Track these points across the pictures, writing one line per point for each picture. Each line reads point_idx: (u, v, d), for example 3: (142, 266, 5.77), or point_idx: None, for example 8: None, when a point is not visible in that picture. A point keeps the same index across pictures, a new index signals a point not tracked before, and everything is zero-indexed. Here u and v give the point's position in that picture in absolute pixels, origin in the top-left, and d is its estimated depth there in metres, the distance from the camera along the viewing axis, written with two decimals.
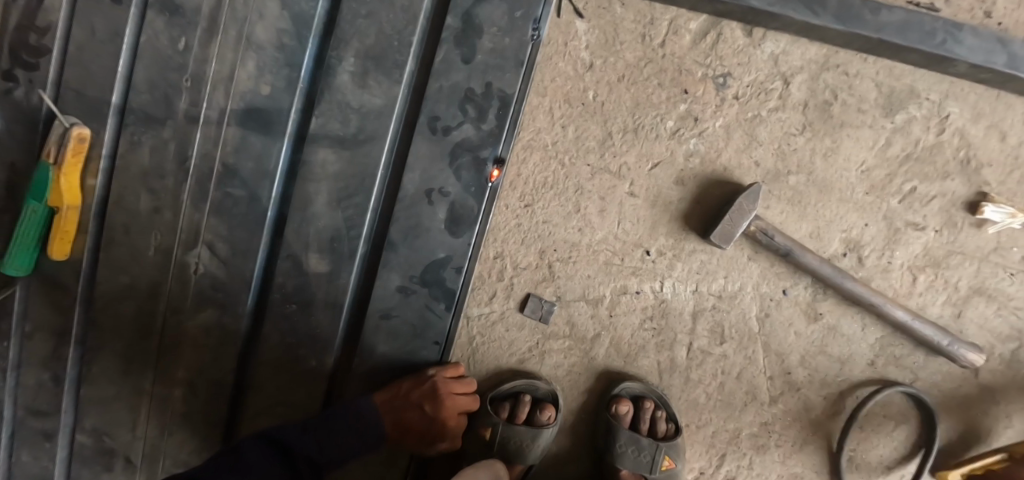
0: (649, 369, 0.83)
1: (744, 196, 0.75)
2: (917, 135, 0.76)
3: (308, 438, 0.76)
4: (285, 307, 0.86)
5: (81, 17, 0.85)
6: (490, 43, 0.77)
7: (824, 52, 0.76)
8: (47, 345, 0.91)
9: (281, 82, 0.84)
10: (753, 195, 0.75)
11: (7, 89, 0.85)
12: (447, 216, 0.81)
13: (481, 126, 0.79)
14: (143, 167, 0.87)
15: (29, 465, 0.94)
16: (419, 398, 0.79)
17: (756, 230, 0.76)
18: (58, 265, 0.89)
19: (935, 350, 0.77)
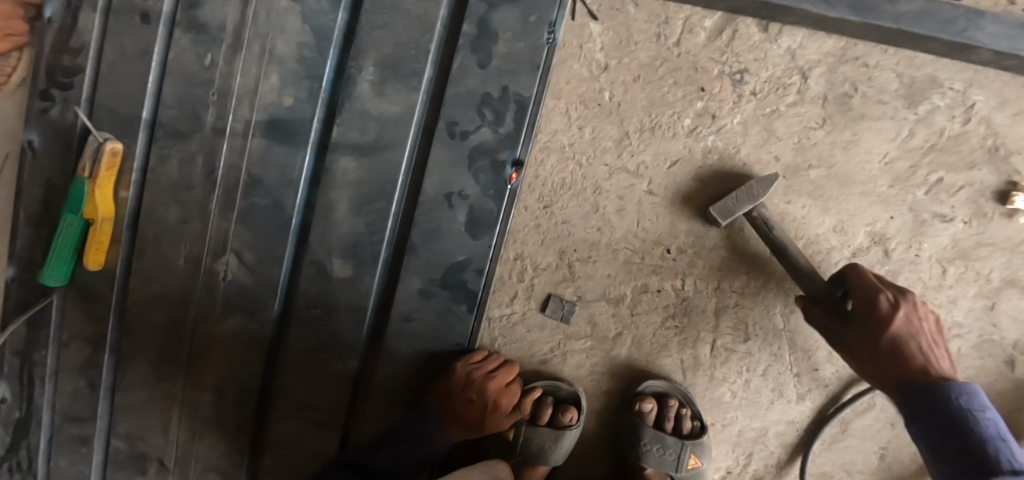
0: (673, 367, 0.83)
1: (756, 182, 0.74)
2: (941, 125, 0.75)
3: (380, 452, 0.81)
4: (310, 312, 0.88)
5: (113, 37, 0.88)
6: (506, 48, 0.78)
7: (841, 45, 0.75)
8: (82, 352, 0.94)
9: (304, 93, 0.86)
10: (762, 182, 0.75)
11: (45, 108, 0.89)
12: (466, 218, 0.82)
13: (498, 129, 0.80)
14: (172, 179, 0.90)
15: (66, 469, 0.97)
16: (460, 390, 0.81)
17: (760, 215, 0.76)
18: (93, 275, 0.92)
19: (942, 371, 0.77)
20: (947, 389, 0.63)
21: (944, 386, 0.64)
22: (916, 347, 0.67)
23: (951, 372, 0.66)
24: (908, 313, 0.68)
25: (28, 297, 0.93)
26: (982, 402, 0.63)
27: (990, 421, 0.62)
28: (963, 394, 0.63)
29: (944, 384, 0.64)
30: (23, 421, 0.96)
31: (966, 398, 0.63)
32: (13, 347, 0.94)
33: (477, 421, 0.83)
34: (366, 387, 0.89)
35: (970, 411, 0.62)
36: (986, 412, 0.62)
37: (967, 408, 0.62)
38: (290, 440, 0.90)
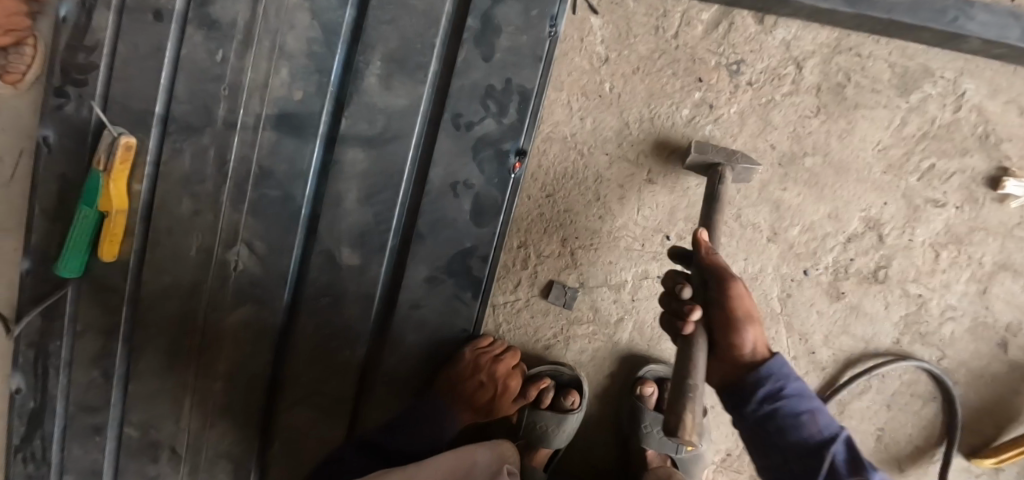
0: (672, 353, 0.86)
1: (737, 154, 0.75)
2: (934, 113, 0.77)
3: (395, 433, 0.82)
4: (320, 300, 0.90)
5: (127, 35, 0.91)
6: (509, 42, 0.81)
7: (835, 36, 0.77)
8: (97, 342, 0.96)
9: (313, 87, 0.89)
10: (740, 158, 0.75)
11: (60, 104, 0.92)
12: (471, 207, 0.84)
13: (502, 120, 0.82)
14: (185, 172, 0.92)
15: (80, 457, 1.00)
16: (468, 375, 0.83)
17: (720, 169, 0.75)
18: (107, 267, 0.95)
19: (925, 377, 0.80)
20: (760, 378, 0.62)
21: (756, 388, 0.62)
22: (752, 361, 0.63)
23: (785, 377, 0.62)
24: (739, 300, 0.62)
25: (42, 290, 0.95)
26: (801, 398, 0.61)
27: (822, 414, 0.61)
28: (782, 380, 0.62)
29: (756, 385, 0.62)
30: (37, 411, 0.98)
31: (785, 405, 0.61)
32: (29, 338, 0.96)
33: (488, 404, 0.85)
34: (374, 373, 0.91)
35: (806, 416, 0.60)
36: (808, 401, 0.61)
37: (802, 414, 0.61)
38: (301, 427, 0.92)
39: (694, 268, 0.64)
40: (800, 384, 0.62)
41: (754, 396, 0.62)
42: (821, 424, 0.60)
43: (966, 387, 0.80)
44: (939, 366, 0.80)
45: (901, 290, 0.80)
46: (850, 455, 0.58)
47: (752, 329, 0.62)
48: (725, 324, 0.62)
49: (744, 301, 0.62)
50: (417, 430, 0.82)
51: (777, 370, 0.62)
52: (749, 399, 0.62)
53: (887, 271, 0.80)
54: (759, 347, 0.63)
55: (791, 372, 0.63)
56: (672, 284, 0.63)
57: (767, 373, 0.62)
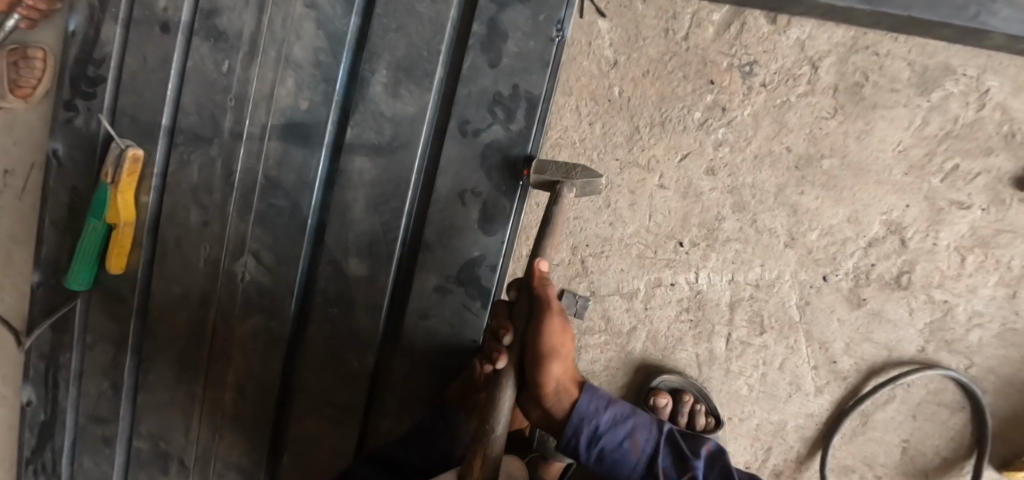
0: (688, 362, 0.82)
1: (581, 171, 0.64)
2: (956, 111, 0.74)
3: (409, 447, 0.80)
4: (327, 311, 0.89)
5: (135, 47, 0.91)
6: (516, 47, 0.79)
7: (851, 35, 0.75)
8: (106, 354, 0.96)
9: (319, 96, 0.88)
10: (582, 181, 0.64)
11: (69, 118, 0.92)
12: (480, 215, 0.83)
13: (510, 127, 0.81)
14: (192, 183, 0.92)
15: (90, 469, 0.99)
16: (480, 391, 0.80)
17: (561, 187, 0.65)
18: (115, 279, 0.94)
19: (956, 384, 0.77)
20: (576, 425, 0.67)
21: (577, 437, 0.67)
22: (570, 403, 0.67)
23: (596, 418, 0.67)
24: (548, 344, 0.63)
25: (53, 301, 0.95)
26: (615, 430, 0.67)
27: (638, 429, 0.67)
28: (593, 419, 0.67)
29: (577, 433, 0.67)
30: (48, 423, 0.98)
31: (606, 444, 0.67)
32: (39, 351, 0.96)
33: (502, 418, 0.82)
34: (384, 383, 0.89)
35: (627, 442, 0.67)
36: (623, 425, 0.67)
37: (623, 443, 0.67)
38: (311, 438, 0.91)
39: (525, 300, 0.66)
40: (610, 417, 0.67)
41: (581, 446, 0.67)
42: (639, 442, 0.67)
43: (996, 396, 0.77)
44: (966, 374, 0.77)
45: (925, 296, 0.77)
46: (672, 453, 0.66)
47: (561, 368, 0.65)
48: (535, 367, 0.64)
49: (555, 342, 0.64)
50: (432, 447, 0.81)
51: (582, 414, 0.67)
52: (575, 448, 0.68)
53: (910, 276, 0.77)
54: (567, 387, 0.66)
55: (594, 407, 0.67)
56: (500, 318, 0.67)
57: (583, 417, 0.67)
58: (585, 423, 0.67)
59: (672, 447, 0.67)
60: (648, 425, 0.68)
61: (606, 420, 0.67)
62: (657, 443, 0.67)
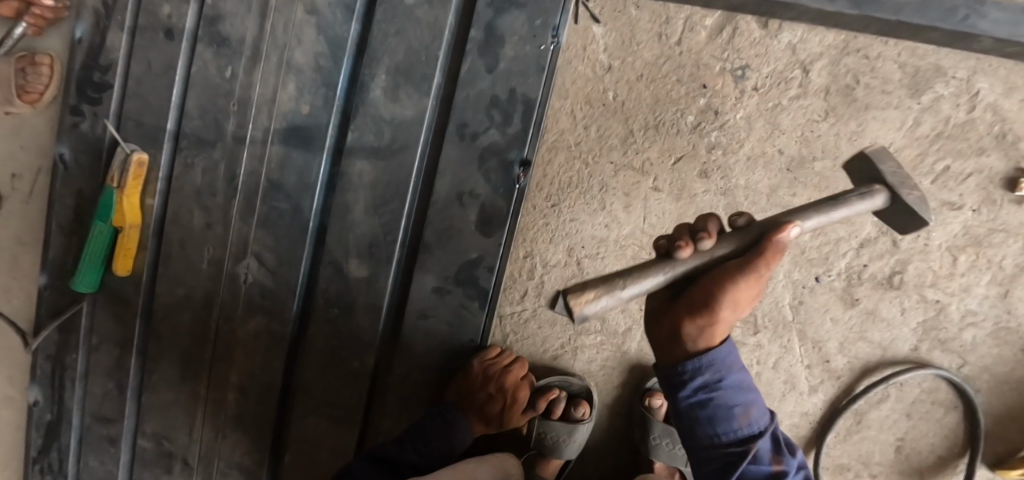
0: None
1: (913, 194, 0.53)
2: (947, 113, 0.75)
3: (406, 445, 0.80)
4: (329, 311, 0.90)
5: (140, 54, 0.93)
6: (513, 52, 0.81)
7: (842, 38, 0.76)
8: (111, 355, 0.98)
9: (320, 101, 0.90)
10: (905, 203, 0.52)
11: (76, 122, 0.94)
12: (478, 217, 0.84)
13: (507, 130, 0.82)
14: (197, 187, 0.94)
15: (96, 469, 1.01)
16: (479, 386, 0.82)
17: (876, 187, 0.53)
18: (121, 280, 0.96)
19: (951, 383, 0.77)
20: (704, 371, 0.58)
21: (693, 375, 0.59)
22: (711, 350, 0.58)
23: (727, 368, 0.58)
24: (740, 286, 0.52)
25: (60, 303, 0.97)
26: (738, 392, 0.59)
27: (755, 407, 0.59)
28: (723, 371, 0.59)
29: (698, 371, 0.59)
30: (54, 423, 1.00)
31: (720, 398, 0.58)
32: (46, 351, 0.98)
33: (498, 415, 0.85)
34: (384, 383, 0.90)
35: (740, 410, 0.59)
36: (745, 393, 0.59)
37: (735, 408, 0.59)
38: (312, 437, 0.93)
39: (749, 235, 0.53)
40: (741, 377, 0.59)
41: (692, 384, 0.59)
42: (753, 417, 0.59)
43: (989, 394, 0.78)
44: (959, 373, 0.78)
45: (918, 295, 0.78)
46: (773, 446, 0.59)
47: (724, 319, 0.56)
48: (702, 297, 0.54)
49: (741, 293, 0.53)
50: (429, 445, 0.81)
51: (720, 360, 0.59)
52: (683, 383, 0.59)
53: (903, 276, 0.78)
54: (715, 333, 0.57)
55: (733, 363, 0.59)
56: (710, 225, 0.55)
57: (718, 365, 0.58)
58: (707, 370, 0.58)
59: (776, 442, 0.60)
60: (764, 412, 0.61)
61: (733, 380, 0.59)
62: (766, 433, 0.59)
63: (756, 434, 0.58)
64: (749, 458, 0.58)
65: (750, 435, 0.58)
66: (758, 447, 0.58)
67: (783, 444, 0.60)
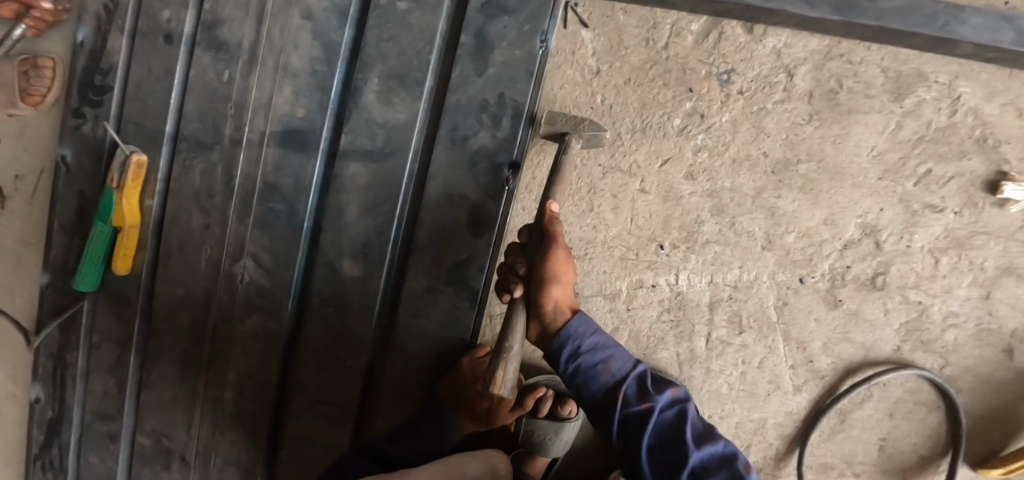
0: (670, 360, 0.84)
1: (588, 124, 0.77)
2: (929, 117, 0.76)
3: (397, 442, 0.82)
4: (323, 310, 0.92)
5: (140, 58, 0.95)
6: (502, 57, 0.82)
7: (826, 43, 0.78)
8: (112, 353, 1.00)
9: (315, 105, 0.92)
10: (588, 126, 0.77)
11: (77, 125, 0.96)
12: (468, 218, 0.85)
13: (497, 133, 0.83)
14: (194, 189, 0.96)
15: (96, 465, 1.03)
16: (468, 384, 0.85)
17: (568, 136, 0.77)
18: (121, 279, 0.98)
19: (935, 384, 0.78)
20: (566, 345, 0.74)
21: (561, 351, 0.74)
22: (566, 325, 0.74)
23: (580, 337, 0.74)
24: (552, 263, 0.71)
25: (61, 303, 0.99)
26: (595, 353, 0.74)
27: (615, 358, 0.74)
28: (579, 340, 0.74)
29: (562, 347, 0.74)
30: (55, 420, 1.02)
31: (584, 362, 0.74)
32: (48, 349, 1.00)
33: (487, 413, 0.86)
34: (378, 383, 0.92)
35: (601, 365, 0.73)
36: (602, 352, 0.74)
37: (597, 365, 0.73)
38: (308, 435, 0.94)
39: (535, 239, 0.72)
40: (593, 340, 0.74)
41: (562, 360, 0.74)
42: (613, 367, 0.73)
43: (972, 394, 0.79)
44: (941, 373, 0.79)
45: (900, 297, 0.79)
46: (639, 387, 0.72)
47: (563, 293, 0.73)
48: (536, 290, 0.72)
49: (557, 267, 0.71)
50: (419, 441, 0.83)
51: (573, 333, 0.74)
52: (557, 360, 0.75)
53: (885, 278, 0.79)
54: (564, 308, 0.74)
55: (586, 331, 0.74)
56: (515, 257, 0.74)
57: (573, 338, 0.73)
58: (570, 341, 0.74)
59: (641, 382, 0.72)
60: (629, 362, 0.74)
61: (592, 342, 0.74)
62: (631, 376, 0.72)
63: (619, 381, 0.72)
64: (620, 401, 0.71)
65: (613, 384, 0.72)
66: (626, 392, 0.72)
67: (650, 386, 0.72)
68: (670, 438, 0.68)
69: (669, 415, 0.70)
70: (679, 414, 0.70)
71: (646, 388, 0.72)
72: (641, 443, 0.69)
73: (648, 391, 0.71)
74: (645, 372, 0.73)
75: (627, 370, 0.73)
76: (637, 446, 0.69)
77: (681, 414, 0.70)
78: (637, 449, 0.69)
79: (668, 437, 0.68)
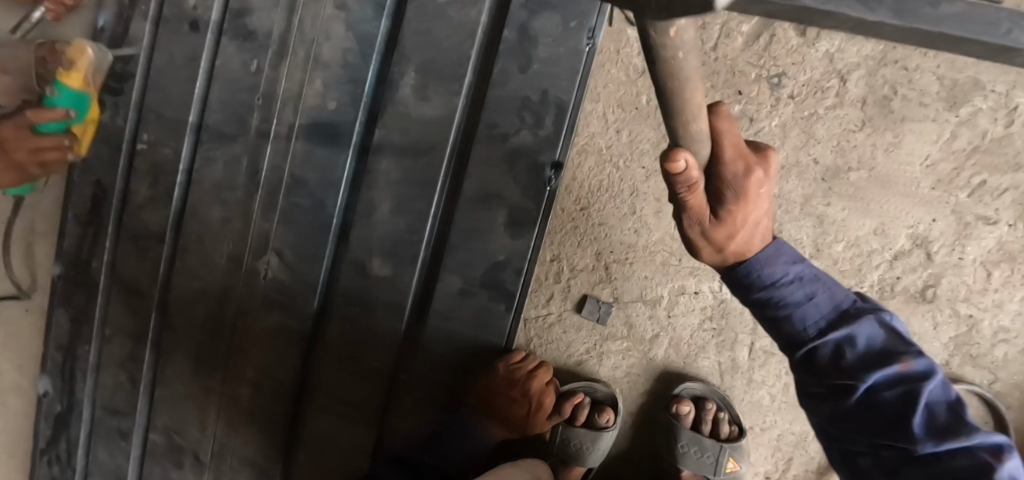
0: (711, 370, 0.84)
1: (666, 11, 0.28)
2: (985, 127, 0.75)
3: (427, 449, 0.87)
4: (348, 310, 0.89)
5: (164, 46, 0.92)
6: (545, 53, 0.80)
7: (881, 48, 0.76)
8: (125, 347, 0.97)
9: (346, 97, 0.88)
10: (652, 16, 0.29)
11: (96, 113, 0.94)
12: (507, 219, 0.83)
13: (538, 132, 0.81)
14: (216, 180, 0.93)
15: (105, 461, 0.99)
16: (503, 393, 0.84)
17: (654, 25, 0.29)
18: (137, 272, 0.95)
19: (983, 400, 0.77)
20: (742, 280, 0.54)
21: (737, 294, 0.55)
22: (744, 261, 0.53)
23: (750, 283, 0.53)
24: (689, 209, 0.50)
25: (74, 294, 0.97)
26: (773, 301, 0.53)
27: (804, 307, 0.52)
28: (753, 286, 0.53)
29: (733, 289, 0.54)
30: (64, 413, 0.99)
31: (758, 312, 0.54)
32: (59, 341, 0.98)
33: (519, 421, 0.86)
34: (403, 387, 0.88)
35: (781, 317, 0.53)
36: (785, 300, 0.52)
37: (775, 317, 0.53)
38: (328, 435, 0.91)
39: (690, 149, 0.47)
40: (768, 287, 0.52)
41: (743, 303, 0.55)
42: (802, 320, 0.52)
43: (1019, 411, 0.78)
44: (989, 389, 0.78)
45: (950, 310, 0.77)
46: (842, 350, 0.50)
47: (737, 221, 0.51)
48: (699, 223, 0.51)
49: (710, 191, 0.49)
50: (449, 446, 0.87)
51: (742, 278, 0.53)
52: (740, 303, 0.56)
53: (935, 290, 0.77)
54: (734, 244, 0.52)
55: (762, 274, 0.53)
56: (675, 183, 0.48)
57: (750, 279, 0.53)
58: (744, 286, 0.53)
59: (848, 343, 0.50)
60: (833, 316, 0.51)
61: (781, 284, 0.53)
62: (827, 342, 0.51)
63: (811, 346, 0.51)
64: (807, 365, 0.52)
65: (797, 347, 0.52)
66: (821, 360, 0.51)
67: (858, 355, 0.49)
68: (876, 428, 0.48)
69: (885, 400, 0.47)
70: (902, 402, 0.47)
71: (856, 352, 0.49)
72: (840, 425, 0.50)
73: (848, 366, 0.49)
74: (857, 335, 0.50)
75: (821, 332, 0.51)
76: (832, 429, 0.51)
77: (908, 397, 0.47)
78: (834, 430, 0.51)
79: (876, 430, 0.48)
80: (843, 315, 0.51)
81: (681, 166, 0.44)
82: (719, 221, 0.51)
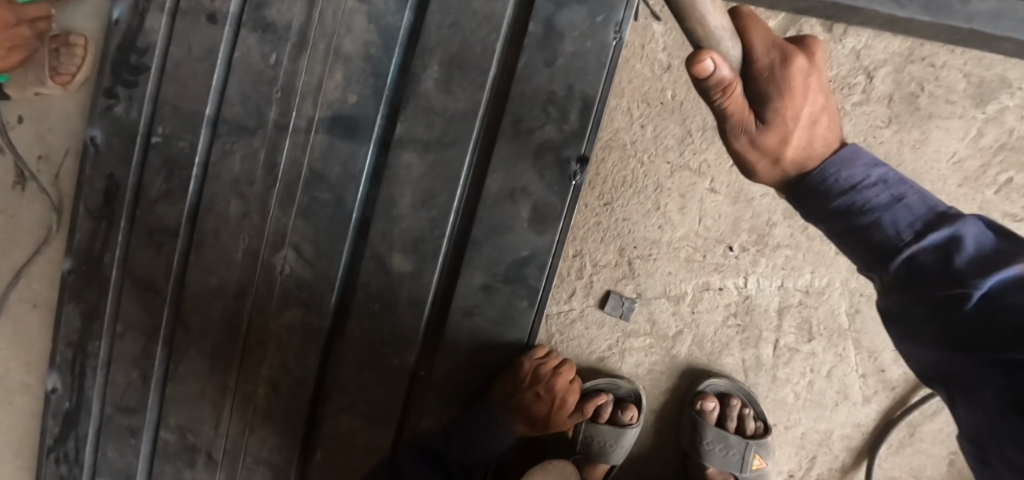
0: (735, 367, 0.87)
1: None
2: (1011, 124, 0.77)
3: (453, 444, 0.85)
4: (369, 306, 0.88)
5: (180, 37, 0.91)
6: (572, 47, 0.80)
7: (907, 45, 0.77)
8: (137, 343, 0.95)
9: (369, 91, 0.88)
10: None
11: (109, 105, 0.92)
12: (530, 214, 0.82)
13: (564, 126, 0.81)
14: (234, 174, 0.91)
15: (115, 460, 0.98)
16: (528, 387, 0.85)
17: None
18: (151, 267, 0.94)
19: None
20: (816, 186, 0.53)
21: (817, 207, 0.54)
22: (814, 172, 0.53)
23: (829, 184, 0.53)
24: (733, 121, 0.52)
25: (84, 290, 0.95)
26: (858, 204, 0.52)
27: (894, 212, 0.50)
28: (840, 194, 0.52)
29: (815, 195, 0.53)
30: (72, 411, 0.97)
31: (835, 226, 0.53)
32: (68, 337, 0.96)
33: (542, 418, 0.86)
34: (424, 384, 0.88)
35: (872, 221, 0.51)
36: (870, 201, 0.51)
37: (866, 222, 0.51)
38: (345, 434, 0.90)
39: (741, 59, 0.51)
40: (846, 191, 0.52)
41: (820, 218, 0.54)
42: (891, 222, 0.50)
43: None
44: None
45: None
46: (939, 252, 0.47)
47: (785, 125, 0.53)
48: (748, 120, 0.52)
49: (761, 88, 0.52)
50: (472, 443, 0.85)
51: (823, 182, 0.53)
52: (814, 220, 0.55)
53: None
54: (786, 142, 0.53)
55: (845, 178, 0.53)
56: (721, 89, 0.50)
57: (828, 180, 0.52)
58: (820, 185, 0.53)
59: (938, 241, 0.48)
60: (929, 217, 0.49)
61: (863, 188, 0.52)
62: (924, 246, 0.48)
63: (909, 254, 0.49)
64: (902, 271, 0.49)
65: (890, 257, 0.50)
66: (925, 268, 0.48)
67: (969, 258, 0.46)
68: (994, 327, 0.43)
69: (1008, 304, 0.43)
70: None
71: (958, 254, 0.46)
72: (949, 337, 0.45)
73: (954, 270, 0.46)
74: (963, 236, 0.47)
75: (917, 234, 0.49)
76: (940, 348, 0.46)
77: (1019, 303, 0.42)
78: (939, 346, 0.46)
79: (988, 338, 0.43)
80: (938, 218, 0.50)
81: (712, 67, 0.46)
82: (765, 125, 0.52)
